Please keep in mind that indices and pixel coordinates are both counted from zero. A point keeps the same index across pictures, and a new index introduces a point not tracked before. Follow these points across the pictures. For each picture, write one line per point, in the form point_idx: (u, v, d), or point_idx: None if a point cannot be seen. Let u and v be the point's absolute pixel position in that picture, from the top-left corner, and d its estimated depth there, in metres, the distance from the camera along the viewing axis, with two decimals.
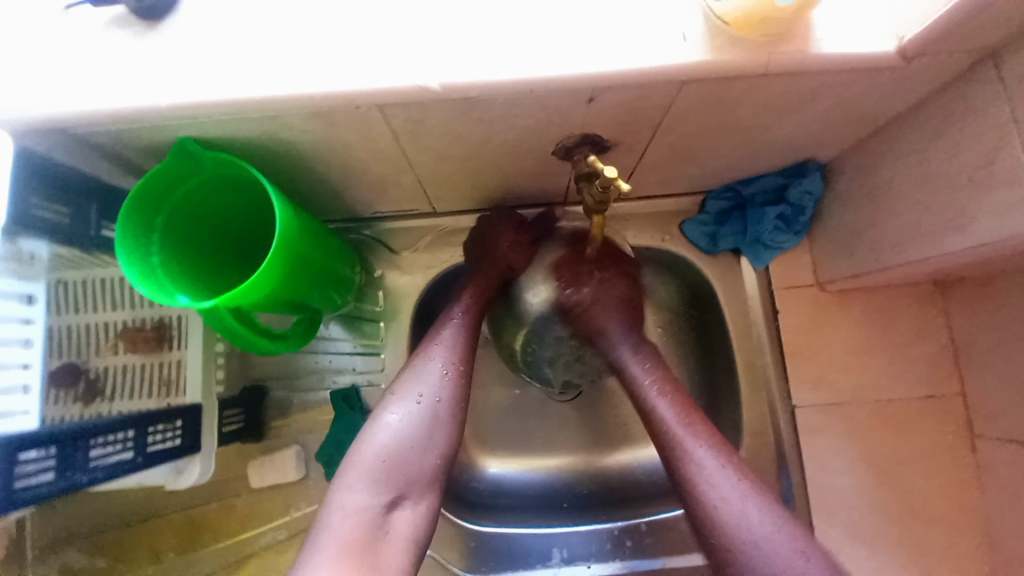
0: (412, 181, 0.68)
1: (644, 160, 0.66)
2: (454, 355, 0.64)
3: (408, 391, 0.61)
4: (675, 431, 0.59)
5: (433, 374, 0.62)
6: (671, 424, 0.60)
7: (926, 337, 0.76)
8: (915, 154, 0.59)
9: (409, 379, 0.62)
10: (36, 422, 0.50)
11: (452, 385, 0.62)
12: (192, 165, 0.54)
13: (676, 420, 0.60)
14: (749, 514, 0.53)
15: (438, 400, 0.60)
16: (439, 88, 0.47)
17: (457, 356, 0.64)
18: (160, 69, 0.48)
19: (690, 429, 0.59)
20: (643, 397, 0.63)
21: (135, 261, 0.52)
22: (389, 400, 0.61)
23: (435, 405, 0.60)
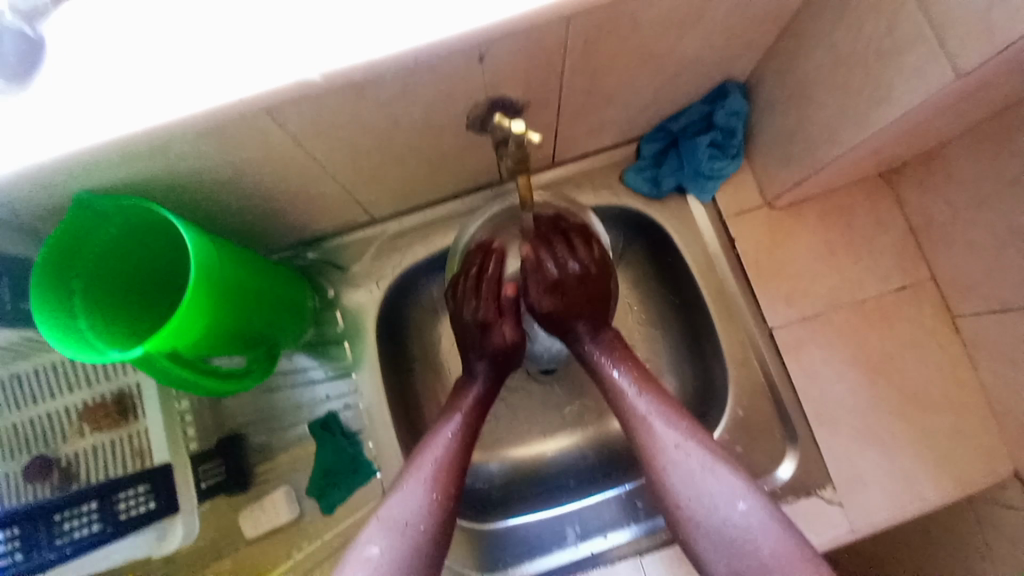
0: (339, 190, 0.66)
1: (564, 115, 0.66)
2: (441, 465, 0.61)
3: (389, 518, 0.58)
4: (634, 403, 0.63)
5: (421, 491, 0.59)
6: (629, 397, 0.63)
7: (885, 228, 0.76)
8: (823, 44, 0.59)
9: (388, 508, 0.58)
10: None
11: (438, 507, 0.59)
12: (105, 218, 0.52)
13: (636, 394, 0.63)
14: (705, 481, 0.56)
15: (420, 528, 0.57)
16: (322, 79, 0.46)
17: (448, 472, 0.61)
18: (36, 122, 0.46)
19: (645, 398, 0.63)
20: (605, 378, 0.67)
21: (57, 328, 0.50)
22: (370, 530, 0.58)
23: (418, 535, 0.57)
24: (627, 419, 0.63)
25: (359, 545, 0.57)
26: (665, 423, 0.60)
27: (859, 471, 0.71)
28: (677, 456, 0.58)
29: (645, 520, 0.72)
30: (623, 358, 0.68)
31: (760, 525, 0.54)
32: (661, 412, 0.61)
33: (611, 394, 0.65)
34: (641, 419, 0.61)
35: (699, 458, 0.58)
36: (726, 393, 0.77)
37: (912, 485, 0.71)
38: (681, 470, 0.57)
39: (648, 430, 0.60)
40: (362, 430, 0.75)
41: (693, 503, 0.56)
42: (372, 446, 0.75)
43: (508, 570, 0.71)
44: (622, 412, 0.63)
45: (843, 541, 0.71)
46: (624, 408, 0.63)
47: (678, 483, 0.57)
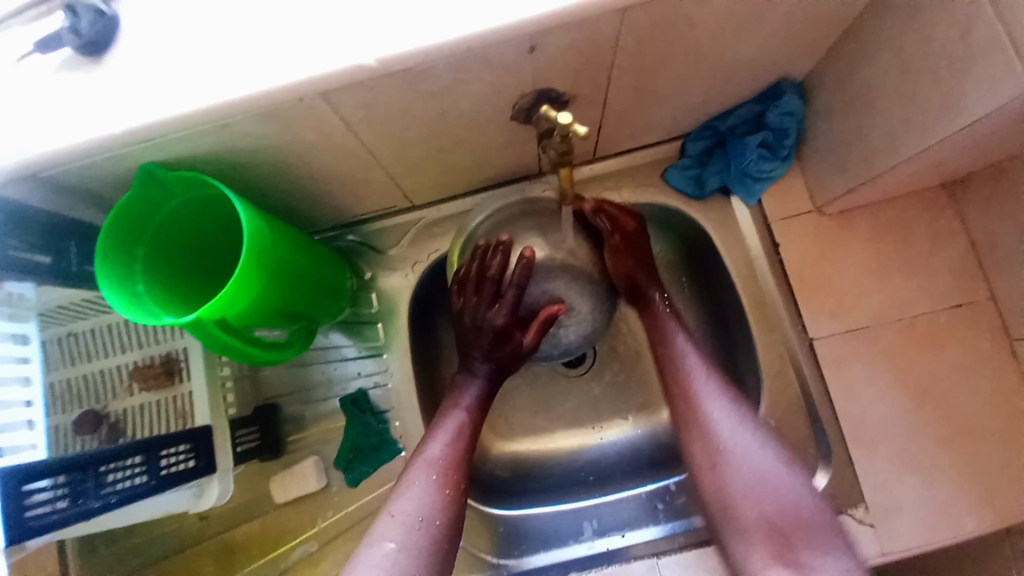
0: (382, 176, 0.68)
1: (609, 110, 0.65)
2: (444, 466, 0.63)
3: (401, 510, 0.60)
4: (690, 374, 0.67)
5: (428, 485, 0.61)
6: (686, 368, 0.68)
7: (943, 243, 0.72)
8: (891, 45, 0.56)
9: (398, 502, 0.61)
10: (43, 453, 0.57)
11: (445, 501, 0.61)
12: (161, 190, 0.55)
13: (692, 366, 0.68)
14: (750, 457, 0.62)
15: (430, 520, 0.59)
16: (377, 65, 0.47)
17: (451, 469, 0.63)
18: (110, 98, 0.49)
19: (702, 371, 0.67)
20: (662, 339, 0.71)
21: (118, 289, 0.53)
22: (384, 519, 0.60)
23: (429, 526, 0.59)
24: (682, 388, 0.67)
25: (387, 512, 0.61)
26: (719, 399, 0.65)
27: (894, 495, 0.69)
28: (734, 433, 0.63)
29: (663, 523, 0.73)
30: (676, 321, 0.72)
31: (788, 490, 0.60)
32: (707, 383, 0.66)
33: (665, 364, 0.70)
34: (691, 386, 0.67)
35: (752, 437, 0.63)
36: (757, 404, 0.75)
37: (951, 514, 0.67)
38: (737, 448, 0.63)
39: (705, 405, 0.65)
40: (389, 410, 0.77)
41: (751, 472, 0.61)
42: (399, 426, 0.77)
43: (523, 557, 0.72)
44: (677, 382, 0.68)
45: (881, 562, 0.68)
46: (675, 381, 0.68)
47: (735, 455, 0.62)
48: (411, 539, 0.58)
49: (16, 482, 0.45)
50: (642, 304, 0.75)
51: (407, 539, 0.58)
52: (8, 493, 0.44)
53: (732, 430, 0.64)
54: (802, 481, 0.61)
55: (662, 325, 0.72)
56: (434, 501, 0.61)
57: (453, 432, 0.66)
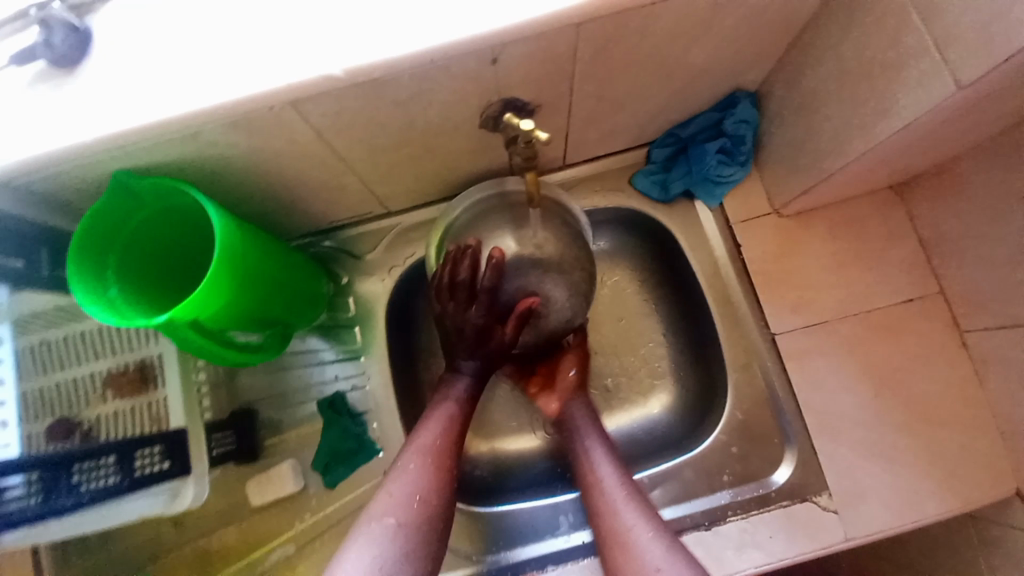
0: (356, 182, 0.70)
1: (574, 117, 0.68)
2: (435, 444, 0.66)
3: (392, 489, 0.62)
4: (601, 477, 0.68)
5: (419, 464, 0.64)
6: (595, 471, 0.69)
7: (895, 241, 0.76)
8: (831, 56, 0.60)
9: (390, 482, 0.63)
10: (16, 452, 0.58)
11: (434, 476, 0.63)
12: (135, 198, 0.56)
13: (603, 471, 0.68)
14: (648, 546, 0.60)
15: (420, 495, 0.62)
16: (343, 75, 0.49)
17: (441, 449, 0.66)
18: (82, 109, 0.50)
19: (612, 470, 0.68)
20: (583, 465, 0.70)
21: (91, 294, 0.54)
22: (377, 498, 0.62)
23: (417, 501, 0.61)
24: (591, 490, 0.67)
25: (383, 494, 0.62)
26: (622, 497, 0.65)
27: (857, 482, 0.71)
28: (632, 523, 0.62)
29: None
30: (602, 441, 0.72)
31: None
32: (624, 484, 0.67)
33: (581, 471, 0.70)
34: (604, 489, 0.67)
35: (646, 526, 0.62)
36: (726, 397, 0.78)
37: (911, 499, 0.70)
38: (632, 540, 0.61)
39: (608, 500, 0.65)
40: (367, 412, 0.79)
41: (651, 564, 0.59)
42: (377, 427, 0.78)
43: (501, 554, 0.74)
44: (586, 488, 0.68)
45: (845, 547, 0.71)
46: (592, 489, 0.68)
47: (628, 553, 0.61)
48: (407, 518, 0.60)
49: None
50: (563, 429, 0.75)
51: (397, 511, 0.60)
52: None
53: (634, 527, 0.62)
54: (670, 541, 0.60)
55: (583, 438, 0.72)
56: (427, 484, 0.63)
57: (443, 420, 0.69)
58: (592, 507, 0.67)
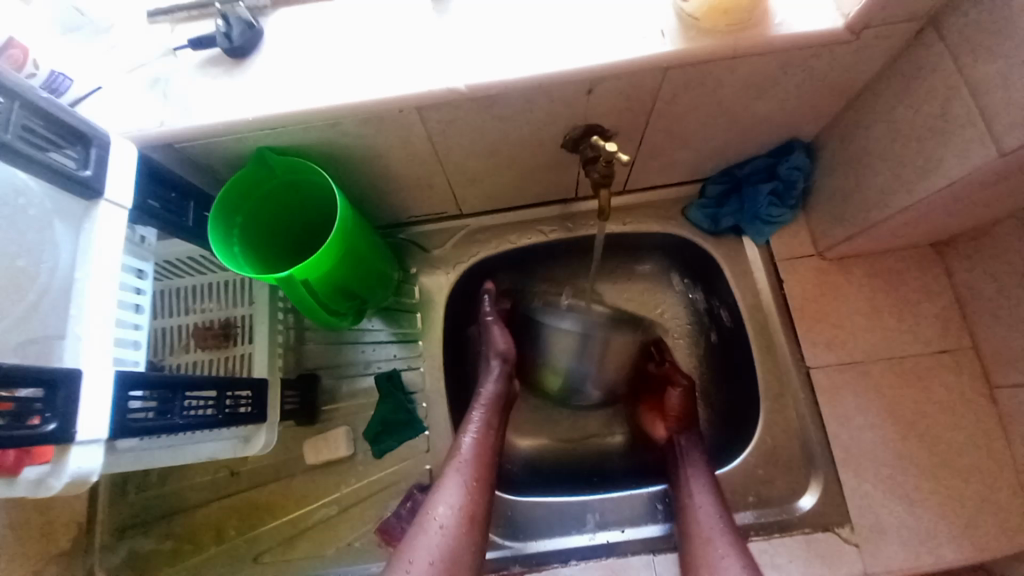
0: (442, 182, 0.79)
1: (643, 147, 0.76)
2: (481, 430, 0.75)
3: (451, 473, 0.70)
4: (695, 500, 0.71)
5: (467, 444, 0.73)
6: (694, 494, 0.71)
7: (932, 295, 0.81)
8: (885, 118, 0.67)
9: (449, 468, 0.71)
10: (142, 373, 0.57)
11: (479, 452, 0.73)
12: (267, 171, 0.66)
13: (702, 498, 0.71)
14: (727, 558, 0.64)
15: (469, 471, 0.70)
16: (465, 89, 0.58)
17: (484, 435, 0.75)
18: (245, 92, 0.61)
19: (707, 496, 0.71)
20: (684, 485, 0.73)
21: (221, 245, 0.63)
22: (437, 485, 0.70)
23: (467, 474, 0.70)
24: (687, 513, 0.70)
25: (430, 511, 0.67)
26: (718, 529, 0.67)
27: (880, 520, 0.74)
28: (720, 549, 0.64)
29: (662, 522, 0.77)
30: (705, 471, 0.74)
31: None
32: (724, 519, 0.68)
33: (681, 490, 0.73)
34: (699, 518, 0.69)
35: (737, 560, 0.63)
36: (755, 422, 0.82)
37: (932, 543, 0.72)
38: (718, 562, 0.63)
39: (698, 520, 0.68)
40: (419, 391, 0.85)
41: None
42: (426, 407, 0.84)
43: (527, 542, 0.77)
44: (682, 509, 0.71)
45: None
46: (687, 513, 0.70)
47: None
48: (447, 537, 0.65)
49: (133, 387, 0.52)
50: (669, 456, 0.79)
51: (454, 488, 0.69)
52: (120, 396, 0.51)
53: (725, 557, 0.64)
54: None
55: (686, 474, 0.74)
56: (468, 505, 0.68)
57: (485, 411, 0.77)
58: (685, 532, 0.69)
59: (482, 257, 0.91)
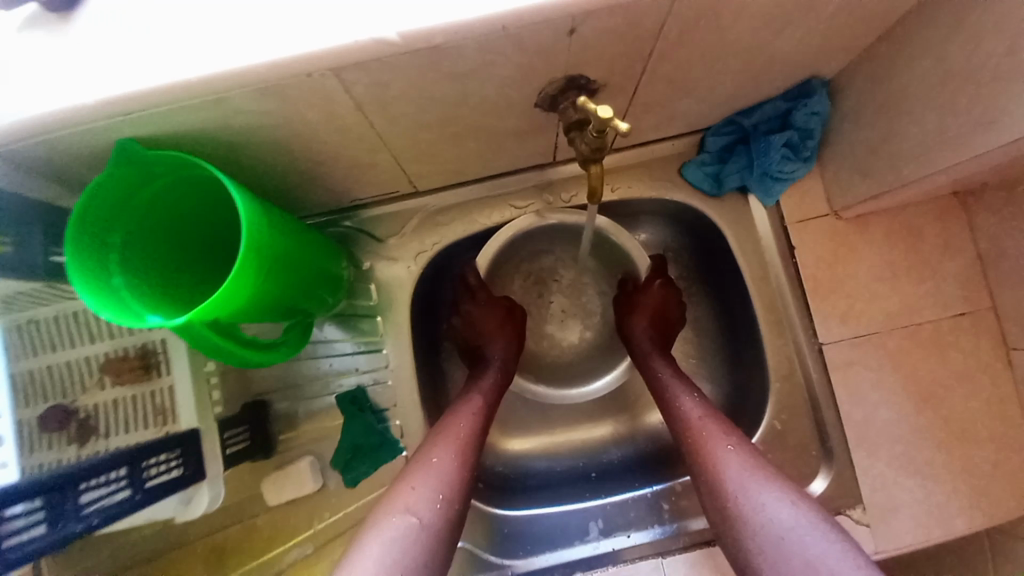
0: (388, 160, 0.63)
1: (636, 101, 0.61)
2: (473, 406, 0.67)
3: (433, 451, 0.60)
4: (697, 426, 0.63)
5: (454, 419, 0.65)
6: (697, 422, 0.64)
7: (953, 251, 0.72)
8: (934, 51, 0.53)
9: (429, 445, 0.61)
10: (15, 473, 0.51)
11: (465, 427, 0.64)
12: (143, 171, 0.48)
13: (704, 422, 0.63)
14: (766, 498, 0.54)
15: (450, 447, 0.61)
16: (399, 40, 0.41)
17: (476, 411, 0.66)
18: (81, 64, 0.42)
19: (714, 424, 0.63)
20: (674, 411, 0.67)
21: (93, 285, 0.46)
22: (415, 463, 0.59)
23: (446, 450, 0.60)
24: (693, 443, 0.62)
25: (401, 487, 0.57)
26: (731, 451, 0.59)
27: (890, 497, 0.71)
28: (738, 475, 0.57)
29: (669, 523, 0.72)
30: (696, 395, 0.67)
31: (807, 523, 0.52)
32: (735, 444, 0.60)
33: (676, 421, 0.66)
34: (703, 442, 0.61)
35: (772, 488, 0.55)
36: (763, 405, 0.76)
37: (941, 515, 0.70)
38: (745, 489, 0.56)
39: (708, 450, 0.60)
40: (390, 408, 0.74)
41: (764, 515, 0.53)
42: (400, 425, 0.73)
43: (529, 559, 0.71)
44: (686, 439, 0.63)
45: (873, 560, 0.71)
46: (693, 442, 0.62)
47: (750, 507, 0.54)
48: (421, 516, 0.54)
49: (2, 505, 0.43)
50: (651, 385, 0.72)
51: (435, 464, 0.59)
52: None
53: (749, 485, 0.56)
54: (823, 518, 0.52)
55: (677, 401, 0.67)
56: (448, 480, 0.58)
57: (484, 388, 0.70)
58: (693, 459, 0.61)
59: (449, 242, 0.77)
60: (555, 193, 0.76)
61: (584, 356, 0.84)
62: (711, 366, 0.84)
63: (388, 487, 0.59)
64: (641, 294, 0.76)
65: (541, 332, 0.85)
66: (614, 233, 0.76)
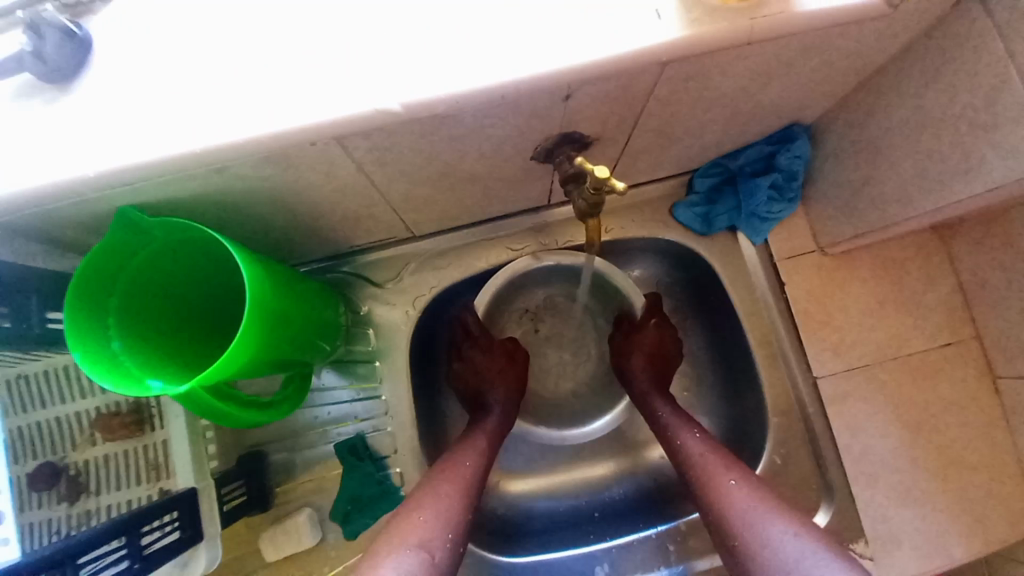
0: (386, 211, 0.63)
1: (629, 149, 0.63)
2: (476, 448, 0.66)
3: (439, 492, 0.59)
4: (698, 461, 0.64)
5: (458, 460, 0.64)
6: (698, 456, 0.64)
7: (935, 283, 0.75)
8: (910, 102, 0.56)
9: (433, 486, 0.60)
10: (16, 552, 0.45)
11: (469, 470, 0.63)
12: (142, 237, 0.48)
13: (705, 456, 0.64)
14: (766, 526, 0.54)
15: (454, 489, 0.60)
16: (402, 110, 0.42)
17: (480, 453, 0.66)
18: (82, 138, 0.43)
19: (715, 457, 0.63)
20: (675, 447, 0.67)
21: (91, 352, 0.46)
22: (419, 501, 0.58)
23: (450, 491, 0.60)
24: (695, 478, 0.62)
25: (405, 523, 0.55)
26: (732, 482, 0.59)
27: (892, 530, 0.71)
28: (739, 505, 0.57)
29: (676, 564, 0.71)
30: (695, 430, 0.68)
31: (810, 553, 0.51)
32: (736, 476, 0.60)
33: (677, 456, 0.66)
34: (704, 477, 0.62)
35: (773, 516, 0.55)
36: (762, 439, 0.76)
37: (942, 545, 0.71)
38: (746, 519, 0.55)
39: (711, 483, 0.61)
40: (389, 456, 0.73)
41: (766, 543, 0.53)
42: (400, 473, 0.72)
43: None
44: (688, 475, 0.64)
45: None
46: (696, 477, 0.63)
47: (752, 536, 0.54)
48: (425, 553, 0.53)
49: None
50: (650, 422, 0.73)
51: (440, 503, 0.58)
52: None
53: (751, 515, 0.56)
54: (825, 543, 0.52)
55: (676, 436, 0.68)
56: (453, 521, 0.57)
57: (486, 432, 0.70)
58: (696, 493, 0.62)
59: (447, 285, 0.77)
60: (551, 235, 0.78)
61: (582, 393, 0.85)
62: (708, 400, 0.85)
63: (390, 520, 0.57)
64: (639, 332, 0.77)
65: (540, 370, 0.85)
66: (609, 271, 0.77)
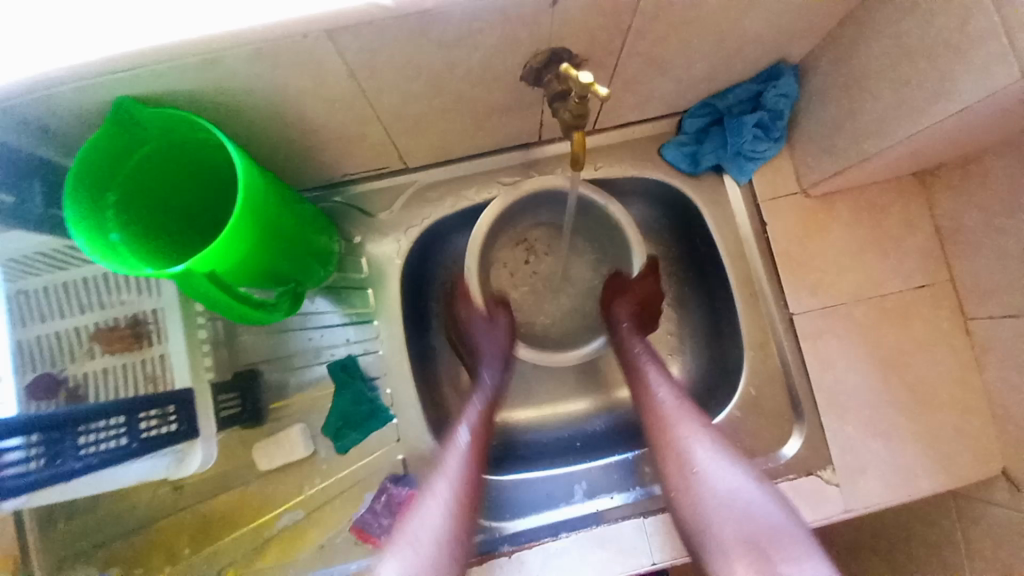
0: (379, 133, 0.65)
1: (618, 77, 0.64)
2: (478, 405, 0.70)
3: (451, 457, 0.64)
4: (665, 405, 0.68)
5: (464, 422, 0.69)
6: (666, 403, 0.69)
7: (914, 227, 0.77)
8: (891, 30, 0.58)
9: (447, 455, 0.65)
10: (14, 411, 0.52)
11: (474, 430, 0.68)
12: (137, 137, 0.51)
13: (672, 402, 0.68)
14: (724, 472, 0.60)
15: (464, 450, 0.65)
16: (392, 5, 0.44)
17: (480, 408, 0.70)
18: (81, 22, 0.44)
19: (682, 404, 0.68)
20: (645, 390, 0.71)
21: (91, 237, 0.49)
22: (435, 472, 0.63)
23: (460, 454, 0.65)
24: (661, 420, 0.67)
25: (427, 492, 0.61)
26: (697, 426, 0.65)
27: (860, 459, 0.74)
28: (701, 448, 0.63)
29: (649, 485, 0.75)
30: (664, 376, 0.72)
31: (759, 500, 0.58)
32: (701, 422, 0.66)
33: (646, 399, 0.70)
34: (671, 418, 0.67)
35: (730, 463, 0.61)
36: (740, 373, 0.80)
37: (907, 476, 0.74)
38: (707, 463, 0.61)
39: (676, 427, 0.66)
40: (380, 376, 0.76)
41: (723, 487, 0.59)
42: (390, 393, 0.75)
43: (513, 522, 0.73)
44: (655, 415, 0.68)
45: (843, 518, 0.75)
46: (662, 418, 0.67)
47: (711, 479, 0.60)
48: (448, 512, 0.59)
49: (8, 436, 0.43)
50: (625, 364, 0.76)
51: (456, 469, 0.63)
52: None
53: (711, 462, 0.62)
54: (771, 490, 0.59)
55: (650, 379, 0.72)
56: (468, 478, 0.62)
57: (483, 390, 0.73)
58: (660, 429, 0.67)
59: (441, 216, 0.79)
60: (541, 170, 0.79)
61: (569, 330, 0.88)
62: (691, 341, 0.88)
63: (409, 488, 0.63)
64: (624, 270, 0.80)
65: (529, 304, 0.88)
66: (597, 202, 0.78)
